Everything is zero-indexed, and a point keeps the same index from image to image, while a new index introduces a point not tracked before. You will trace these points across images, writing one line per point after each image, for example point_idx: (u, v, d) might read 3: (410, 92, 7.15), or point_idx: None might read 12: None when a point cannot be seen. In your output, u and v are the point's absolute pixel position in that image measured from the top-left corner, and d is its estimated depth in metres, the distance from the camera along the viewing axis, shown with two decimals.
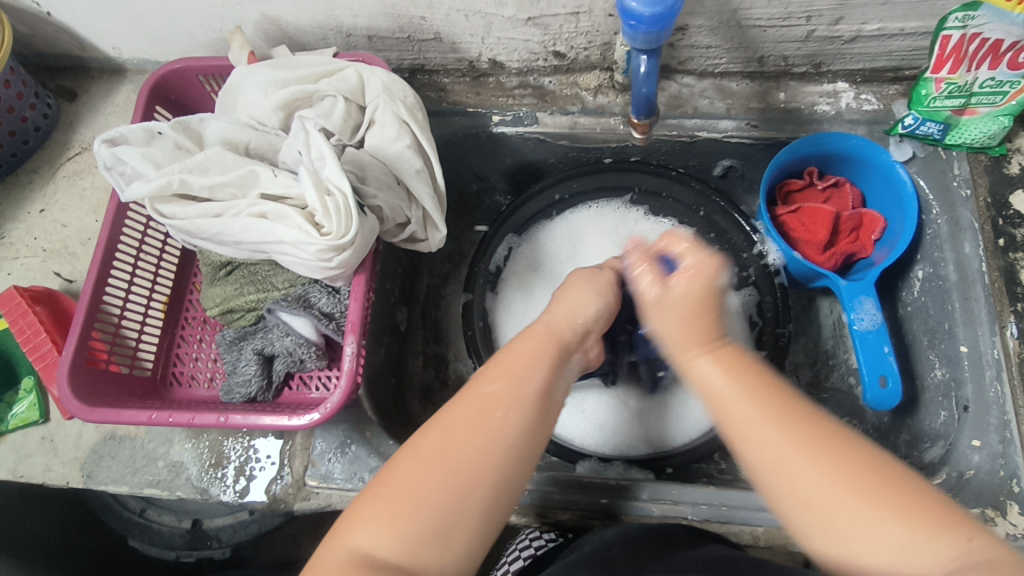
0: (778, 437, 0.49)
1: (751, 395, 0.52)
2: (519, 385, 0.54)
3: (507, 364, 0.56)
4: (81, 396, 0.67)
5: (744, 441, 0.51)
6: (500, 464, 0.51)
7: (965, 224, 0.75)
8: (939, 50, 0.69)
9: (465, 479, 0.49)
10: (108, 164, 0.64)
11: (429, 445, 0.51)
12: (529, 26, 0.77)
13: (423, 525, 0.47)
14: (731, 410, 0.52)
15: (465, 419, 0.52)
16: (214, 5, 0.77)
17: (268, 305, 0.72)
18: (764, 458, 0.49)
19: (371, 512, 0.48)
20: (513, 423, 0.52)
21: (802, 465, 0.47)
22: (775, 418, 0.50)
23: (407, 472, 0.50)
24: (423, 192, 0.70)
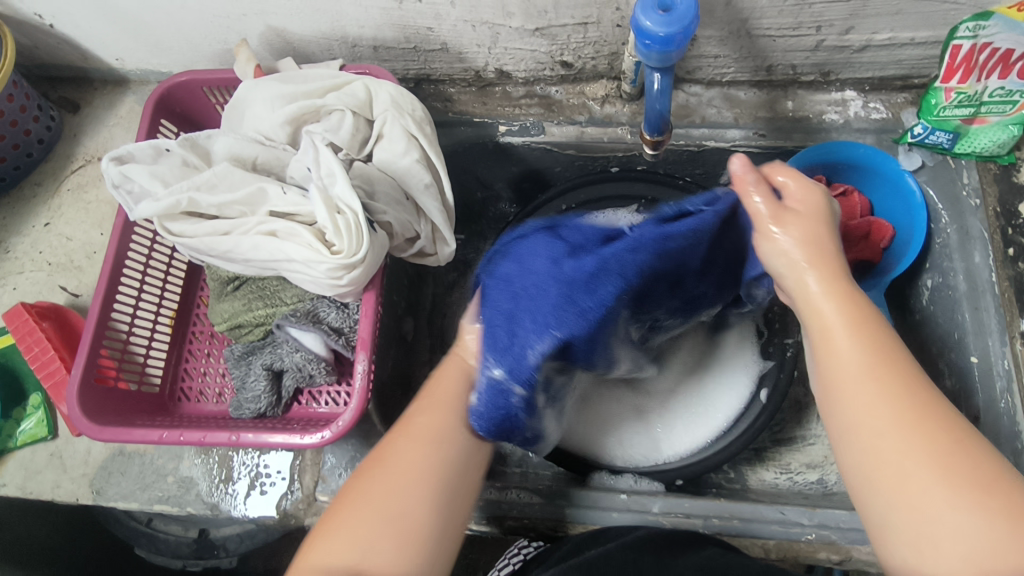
0: (879, 398, 0.48)
1: (869, 350, 0.49)
2: (447, 412, 0.58)
3: (443, 389, 0.59)
4: (90, 414, 0.67)
5: (846, 390, 0.49)
6: (432, 483, 0.54)
7: (976, 233, 0.74)
8: (950, 59, 0.69)
9: (401, 490, 0.53)
10: (116, 182, 0.64)
11: (369, 471, 0.54)
12: (536, 36, 0.76)
13: (378, 535, 0.50)
14: (833, 356, 0.50)
15: (407, 440, 0.56)
16: (219, 17, 0.76)
17: (278, 321, 0.72)
18: (854, 415, 0.49)
19: (328, 528, 0.52)
20: (439, 449, 0.56)
21: (892, 430, 0.47)
22: (883, 381, 0.48)
23: (360, 489, 0.53)
24: (432, 207, 0.70)
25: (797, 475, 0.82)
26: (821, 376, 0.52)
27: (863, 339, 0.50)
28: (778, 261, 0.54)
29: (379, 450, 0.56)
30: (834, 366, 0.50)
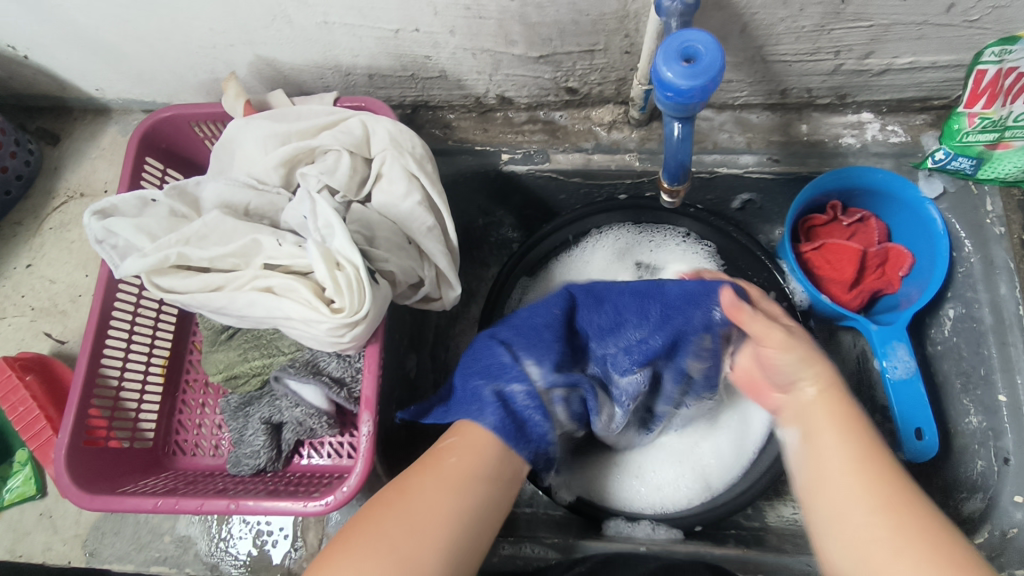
0: (857, 495, 0.48)
1: (845, 445, 0.51)
2: (477, 460, 0.56)
3: (479, 434, 0.58)
4: (80, 481, 0.64)
5: (824, 486, 0.51)
6: (451, 532, 0.51)
7: (1000, 263, 0.72)
8: (973, 85, 0.66)
9: (419, 532, 0.50)
10: (99, 238, 0.61)
11: (380, 513, 0.51)
12: (540, 63, 0.72)
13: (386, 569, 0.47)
14: (822, 450, 0.52)
15: (432, 480, 0.53)
16: (204, 48, 0.72)
17: (275, 373, 0.68)
18: (837, 515, 0.49)
19: (332, 555, 0.48)
20: (461, 497, 0.53)
21: (876, 530, 0.46)
22: (863, 478, 0.49)
23: (373, 526, 0.50)
24: (436, 251, 0.66)
25: None
26: (803, 476, 0.53)
27: (841, 434, 0.52)
28: (790, 368, 0.57)
29: (399, 484, 0.54)
30: (812, 460, 0.52)
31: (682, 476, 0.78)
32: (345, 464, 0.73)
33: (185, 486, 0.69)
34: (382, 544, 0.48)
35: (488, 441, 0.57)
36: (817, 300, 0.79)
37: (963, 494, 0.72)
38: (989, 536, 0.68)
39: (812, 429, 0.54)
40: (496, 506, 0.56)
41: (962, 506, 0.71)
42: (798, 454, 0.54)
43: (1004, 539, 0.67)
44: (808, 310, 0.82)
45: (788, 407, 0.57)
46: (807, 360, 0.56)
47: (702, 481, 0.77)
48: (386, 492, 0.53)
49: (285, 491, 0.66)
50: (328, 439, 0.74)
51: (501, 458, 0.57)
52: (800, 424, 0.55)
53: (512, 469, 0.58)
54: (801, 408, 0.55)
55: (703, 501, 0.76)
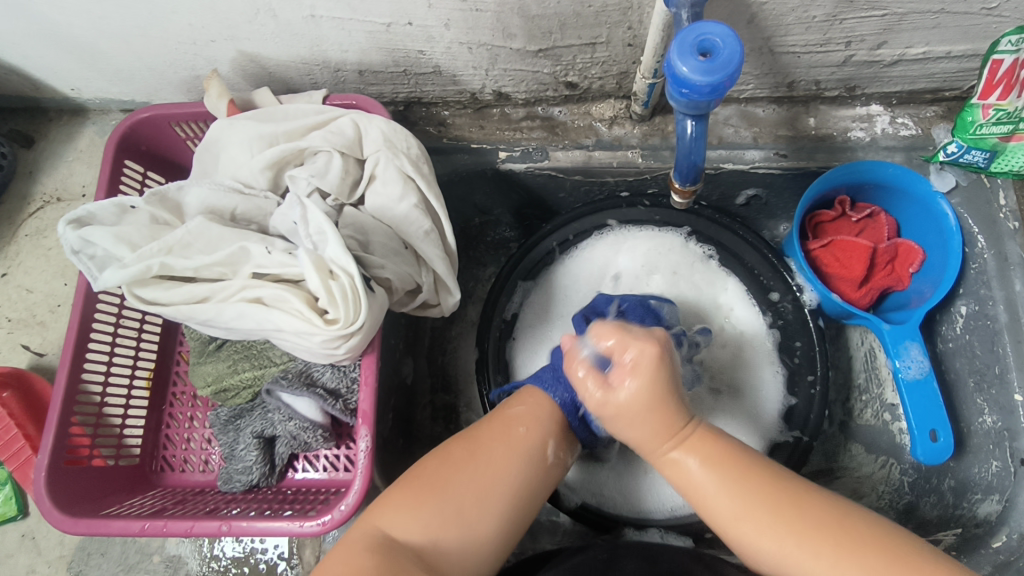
0: (764, 525, 0.49)
1: (727, 484, 0.51)
2: (542, 430, 0.58)
3: (545, 408, 0.59)
4: (62, 504, 0.60)
5: (733, 531, 0.50)
6: (511, 495, 0.53)
7: (1014, 260, 0.70)
8: (988, 75, 0.63)
9: (485, 494, 0.52)
10: (76, 248, 0.57)
11: (446, 467, 0.53)
12: (540, 57, 0.69)
13: (450, 522, 0.50)
14: (712, 503, 0.51)
15: (501, 443, 0.55)
16: (184, 44, 0.68)
17: (267, 386, 0.65)
18: (763, 552, 0.49)
19: (401, 503, 0.51)
20: (524, 465, 0.55)
21: (795, 550, 0.47)
22: (760, 504, 0.49)
23: (446, 477, 0.52)
24: (434, 256, 0.63)
25: None
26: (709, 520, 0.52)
27: (720, 472, 0.51)
28: (626, 428, 0.53)
29: (467, 439, 0.55)
30: (710, 510, 0.51)
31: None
32: (342, 477, 0.70)
33: (174, 505, 0.66)
34: (450, 500, 0.51)
35: (552, 412, 0.60)
36: (827, 298, 0.76)
37: (977, 495, 0.70)
38: (1007, 540, 0.67)
39: (688, 474, 0.52)
40: (555, 470, 0.58)
41: (977, 509, 0.70)
42: (691, 500, 0.53)
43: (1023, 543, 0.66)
44: (817, 309, 0.80)
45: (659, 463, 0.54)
46: (649, 418, 0.51)
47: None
48: (453, 443, 0.55)
49: (279, 508, 0.63)
50: (323, 452, 0.71)
51: (561, 429, 0.59)
52: (680, 478, 0.53)
53: (569, 446, 0.60)
54: (666, 461, 0.53)
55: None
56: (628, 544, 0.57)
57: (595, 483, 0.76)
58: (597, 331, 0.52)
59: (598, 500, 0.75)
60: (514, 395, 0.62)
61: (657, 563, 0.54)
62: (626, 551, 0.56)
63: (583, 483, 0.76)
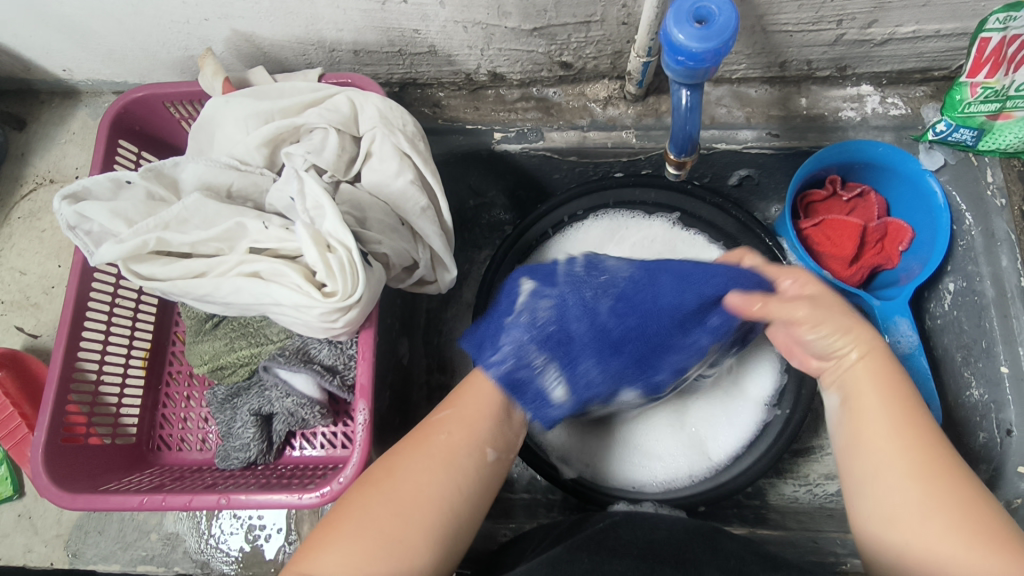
0: (905, 457, 0.47)
1: (889, 408, 0.50)
2: (464, 435, 0.54)
3: (471, 409, 0.56)
4: (59, 480, 0.60)
5: (870, 449, 0.49)
6: (440, 507, 0.49)
7: (1001, 236, 0.71)
8: (976, 54, 0.64)
9: (405, 510, 0.48)
10: (71, 224, 0.57)
11: (371, 492, 0.49)
12: (534, 36, 0.69)
13: (377, 548, 0.46)
14: (860, 408, 0.52)
15: (422, 457, 0.52)
16: (177, 23, 0.68)
17: (264, 362, 0.65)
18: (889, 480, 0.47)
19: (326, 534, 0.48)
20: (448, 474, 0.51)
21: (916, 490, 0.46)
22: (910, 440, 0.48)
23: (366, 501, 0.49)
24: (430, 233, 0.64)
25: (816, 487, 0.80)
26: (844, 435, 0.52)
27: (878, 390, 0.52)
28: (825, 338, 0.55)
29: (387, 462, 0.52)
30: (857, 427, 0.51)
31: (683, 450, 0.76)
32: (340, 454, 0.70)
33: (172, 481, 0.66)
34: (373, 522, 0.47)
35: (483, 411, 0.56)
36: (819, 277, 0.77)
37: (965, 466, 0.72)
38: None
39: (854, 390, 0.53)
40: (491, 470, 0.54)
41: None
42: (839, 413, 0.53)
43: (1008, 510, 0.68)
44: None
45: (841, 378, 0.55)
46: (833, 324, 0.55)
47: (706, 455, 0.76)
48: (374, 471, 0.52)
49: (277, 483, 0.64)
50: (320, 429, 0.71)
51: (489, 427, 0.56)
52: (845, 393, 0.54)
53: (505, 436, 0.57)
54: (844, 372, 0.55)
55: (710, 479, 0.75)
56: (626, 516, 0.58)
57: (588, 455, 0.77)
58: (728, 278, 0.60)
59: (592, 474, 0.77)
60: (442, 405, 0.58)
61: (655, 530, 0.55)
62: (621, 520, 0.57)
63: (578, 456, 0.77)
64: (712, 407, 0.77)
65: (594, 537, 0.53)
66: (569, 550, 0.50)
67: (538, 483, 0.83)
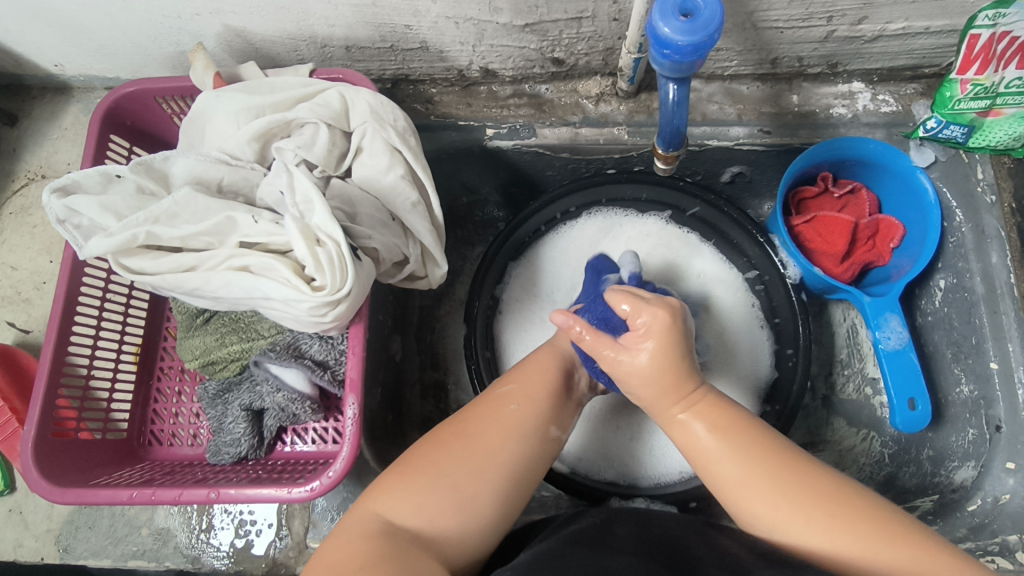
0: (768, 496, 0.49)
1: (734, 452, 0.51)
2: (535, 407, 0.56)
3: (535, 384, 0.58)
4: (50, 474, 0.60)
5: (738, 497, 0.50)
6: (510, 472, 0.51)
7: (991, 233, 0.72)
8: (966, 50, 0.64)
9: (480, 471, 0.50)
10: (61, 217, 0.57)
11: (441, 451, 0.51)
12: (526, 32, 0.69)
13: (449, 501, 0.48)
14: (720, 469, 0.52)
15: (492, 424, 0.53)
16: (168, 17, 0.67)
17: (255, 357, 0.65)
18: (770, 521, 0.49)
19: (396, 484, 0.49)
20: (520, 441, 0.53)
21: (795, 521, 0.48)
22: (781, 481, 0.49)
23: (437, 458, 0.50)
24: (421, 228, 0.64)
25: None
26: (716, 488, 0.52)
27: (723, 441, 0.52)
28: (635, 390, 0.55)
29: (459, 421, 0.53)
30: (719, 479, 0.52)
31: (676, 445, 0.77)
32: (331, 449, 0.70)
33: (162, 476, 0.66)
34: (446, 479, 0.49)
35: (545, 388, 0.58)
36: (809, 273, 0.77)
37: (954, 462, 0.72)
38: (982, 503, 0.69)
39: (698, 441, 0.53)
40: (553, 445, 0.57)
41: (954, 475, 0.72)
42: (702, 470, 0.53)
43: (996, 505, 0.68)
44: (800, 284, 0.81)
45: (666, 422, 0.55)
46: (664, 367, 0.52)
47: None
48: (444, 428, 0.53)
49: (268, 477, 0.64)
50: (312, 425, 0.71)
51: (553, 403, 0.58)
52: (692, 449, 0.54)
53: (564, 413, 0.59)
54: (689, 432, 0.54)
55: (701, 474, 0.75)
56: (620, 511, 0.58)
57: (580, 449, 0.77)
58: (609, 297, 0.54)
59: (584, 468, 0.77)
60: (505, 377, 0.60)
61: (647, 526, 0.55)
62: (615, 515, 0.57)
63: (569, 450, 0.77)
64: None
65: (589, 532, 0.53)
66: (568, 542, 0.51)
67: None
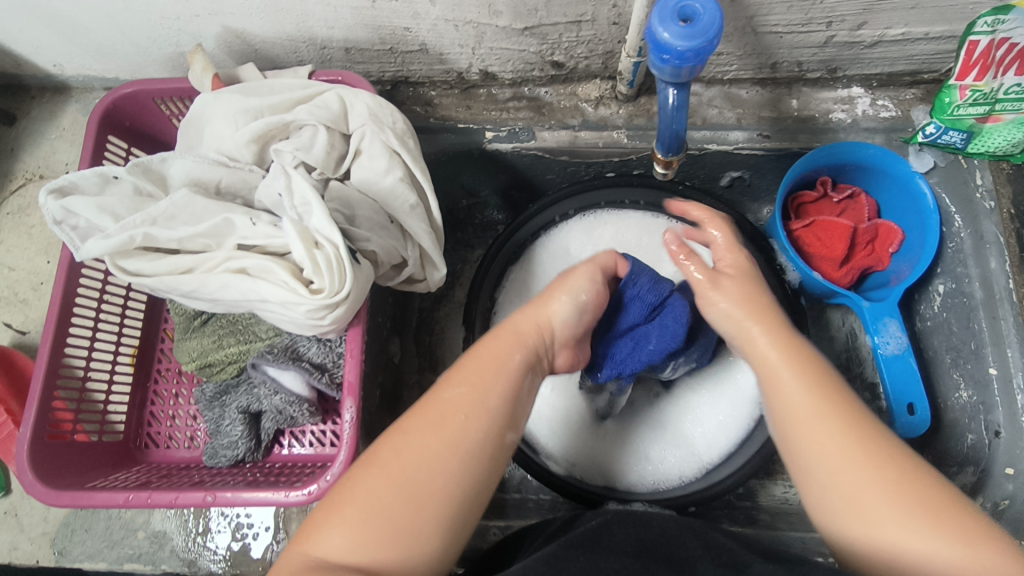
0: (842, 434, 0.45)
1: (819, 384, 0.47)
2: (482, 417, 0.48)
3: (486, 385, 0.50)
4: (45, 477, 0.60)
5: (802, 432, 0.46)
6: (451, 496, 0.46)
7: (990, 238, 0.72)
8: (965, 56, 0.64)
9: (417, 499, 0.45)
10: (57, 219, 0.57)
11: (377, 477, 0.45)
12: (525, 35, 0.69)
13: (386, 537, 0.43)
14: (788, 396, 0.47)
15: (429, 435, 0.47)
16: (167, 19, 0.67)
17: (252, 360, 0.65)
18: (820, 467, 0.45)
19: (329, 518, 0.44)
20: (464, 461, 0.47)
21: (859, 472, 0.43)
22: (845, 418, 0.45)
23: (371, 486, 0.45)
24: (419, 231, 0.64)
25: None
26: (776, 420, 0.48)
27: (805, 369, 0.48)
28: (729, 322, 0.53)
29: (392, 442, 0.47)
30: (783, 403, 0.47)
31: (672, 448, 0.76)
32: (329, 452, 0.70)
33: (158, 478, 0.66)
34: (379, 513, 0.44)
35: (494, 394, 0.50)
36: (809, 277, 0.77)
37: (954, 467, 0.72)
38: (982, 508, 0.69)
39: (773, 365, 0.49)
40: (508, 452, 0.50)
41: (954, 481, 0.72)
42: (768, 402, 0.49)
43: (996, 511, 0.68)
44: (799, 288, 0.81)
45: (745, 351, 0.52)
46: (740, 292, 0.54)
47: (694, 454, 0.76)
48: (379, 448, 0.47)
49: (265, 481, 0.64)
50: (309, 428, 0.71)
51: (508, 407, 0.50)
52: (768, 376, 0.49)
53: (521, 407, 0.52)
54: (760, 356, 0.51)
55: (696, 480, 0.75)
56: (618, 513, 0.58)
57: (575, 454, 0.78)
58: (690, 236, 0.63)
59: (581, 473, 0.77)
60: (451, 369, 0.52)
61: (647, 528, 0.55)
62: (614, 518, 0.56)
63: (566, 455, 0.77)
64: (708, 409, 0.77)
65: (588, 535, 0.52)
66: (565, 546, 0.50)
67: (528, 483, 0.83)
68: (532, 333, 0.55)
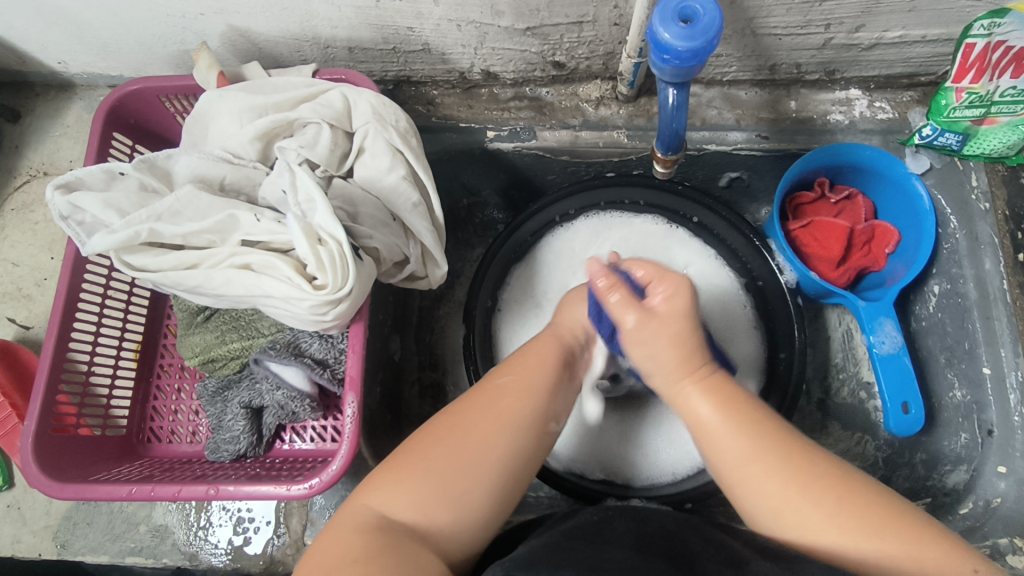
0: (777, 480, 0.48)
1: (744, 434, 0.51)
2: (532, 400, 0.54)
3: (534, 375, 0.56)
4: (49, 470, 0.61)
5: (744, 483, 0.50)
6: (500, 468, 0.50)
7: (985, 240, 0.73)
8: (961, 59, 0.65)
9: (473, 464, 0.49)
10: (64, 214, 0.58)
11: (439, 448, 0.49)
12: (527, 36, 0.69)
13: (439, 497, 0.47)
14: (722, 447, 0.51)
15: (487, 412, 0.52)
16: (173, 16, 0.68)
17: (255, 355, 0.65)
18: (764, 504, 0.49)
19: (392, 478, 0.48)
20: (514, 435, 0.52)
21: (805, 505, 0.47)
22: (775, 463, 0.49)
23: (430, 449, 0.49)
24: (422, 229, 0.64)
25: None
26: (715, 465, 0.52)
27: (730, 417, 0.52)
28: (648, 351, 0.54)
29: (449, 418, 0.51)
30: (719, 452, 0.52)
31: (667, 446, 0.78)
32: (329, 447, 0.70)
33: (161, 472, 0.67)
34: (439, 472, 0.48)
35: (541, 381, 0.56)
36: (805, 277, 0.78)
37: (947, 466, 0.73)
38: (973, 506, 0.69)
39: (705, 424, 0.53)
40: (550, 438, 0.56)
41: (947, 479, 0.73)
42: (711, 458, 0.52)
43: (987, 509, 0.69)
44: (796, 288, 0.81)
45: (674, 398, 0.55)
46: (649, 326, 0.53)
47: (688, 453, 0.77)
48: (439, 420, 0.52)
49: (266, 475, 0.64)
50: (311, 423, 0.71)
51: (551, 395, 0.56)
52: (700, 431, 0.53)
53: (561, 400, 0.58)
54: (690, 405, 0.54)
55: (692, 476, 0.76)
56: (616, 508, 0.59)
57: (573, 449, 0.78)
58: (636, 266, 0.58)
59: (579, 468, 0.77)
60: (502, 364, 0.58)
61: (645, 522, 0.55)
62: (614, 513, 0.57)
63: (563, 452, 0.78)
64: None
65: (588, 528, 0.53)
66: (566, 537, 0.51)
67: None
68: (569, 338, 0.63)
